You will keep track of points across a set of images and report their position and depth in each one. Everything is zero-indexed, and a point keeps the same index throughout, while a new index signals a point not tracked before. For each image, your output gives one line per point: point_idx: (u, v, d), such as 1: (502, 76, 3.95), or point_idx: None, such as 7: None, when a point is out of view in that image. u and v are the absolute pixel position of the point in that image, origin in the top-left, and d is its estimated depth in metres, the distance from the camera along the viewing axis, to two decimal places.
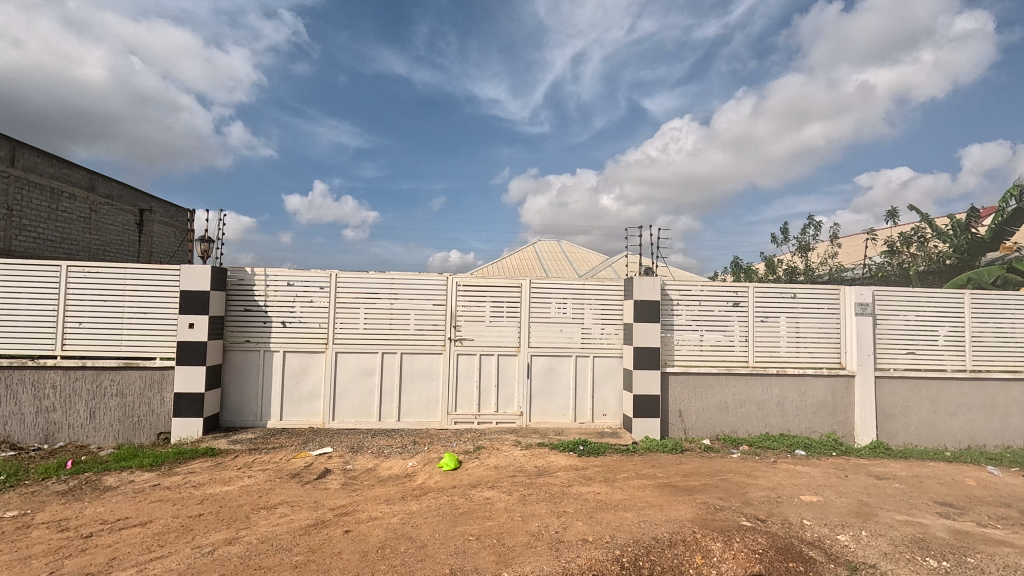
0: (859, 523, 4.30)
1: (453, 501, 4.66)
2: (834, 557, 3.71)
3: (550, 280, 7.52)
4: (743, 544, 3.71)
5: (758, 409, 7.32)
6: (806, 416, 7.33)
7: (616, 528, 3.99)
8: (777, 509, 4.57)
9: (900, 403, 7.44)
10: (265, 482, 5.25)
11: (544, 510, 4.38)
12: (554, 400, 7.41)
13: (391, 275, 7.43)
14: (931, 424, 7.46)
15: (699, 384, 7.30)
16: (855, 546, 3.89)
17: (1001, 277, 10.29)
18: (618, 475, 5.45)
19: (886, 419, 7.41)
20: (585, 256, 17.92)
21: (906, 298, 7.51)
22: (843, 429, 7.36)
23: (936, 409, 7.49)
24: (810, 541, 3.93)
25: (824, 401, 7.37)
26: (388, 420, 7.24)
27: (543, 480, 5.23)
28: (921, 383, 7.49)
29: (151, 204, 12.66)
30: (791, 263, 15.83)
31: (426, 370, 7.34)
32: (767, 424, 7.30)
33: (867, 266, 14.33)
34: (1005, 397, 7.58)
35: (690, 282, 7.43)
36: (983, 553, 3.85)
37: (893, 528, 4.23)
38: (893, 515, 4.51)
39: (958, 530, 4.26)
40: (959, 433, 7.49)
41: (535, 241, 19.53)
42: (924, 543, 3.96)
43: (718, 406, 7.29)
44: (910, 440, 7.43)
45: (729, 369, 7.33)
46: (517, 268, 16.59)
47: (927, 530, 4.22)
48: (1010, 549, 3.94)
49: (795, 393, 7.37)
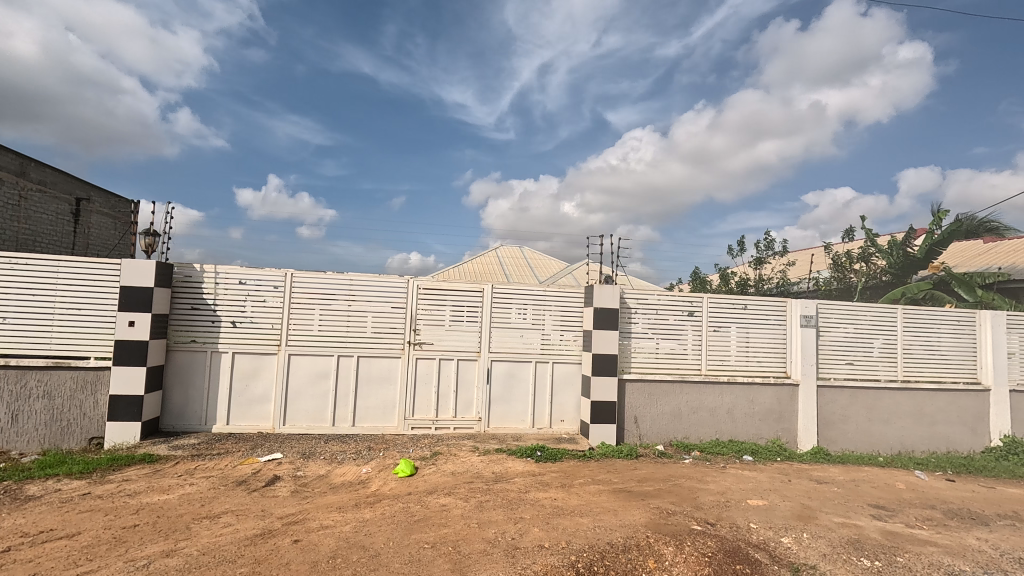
0: (800, 526, 4.50)
1: (408, 508, 4.56)
2: (778, 559, 3.87)
3: (512, 286, 7.54)
4: (693, 548, 3.80)
5: (709, 415, 7.55)
6: (754, 423, 7.62)
7: (571, 534, 4.01)
8: (725, 512, 4.72)
9: (839, 411, 7.86)
10: (208, 490, 4.99)
11: (501, 517, 4.36)
12: (513, 405, 7.41)
13: (349, 276, 7.23)
14: (868, 432, 7.90)
15: (655, 391, 7.46)
16: (797, 547, 4.07)
17: (929, 293, 11.16)
18: (574, 481, 5.50)
19: (826, 427, 7.80)
20: (548, 264, 18.02)
21: (845, 312, 7.98)
22: (787, 435, 7.69)
23: (872, 417, 7.94)
24: (756, 544, 4.08)
25: (770, 408, 7.68)
26: (342, 425, 7.03)
27: (500, 487, 5.19)
28: (858, 392, 7.93)
29: (90, 194, 11.95)
30: (744, 274, 16.43)
31: (383, 374, 7.19)
32: (718, 431, 7.54)
33: (814, 280, 15.06)
34: (931, 406, 8.14)
35: (648, 291, 7.61)
36: (911, 552, 4.10)
37: (831, 530, 4.44)
38: (832, 518, 4.74)
39: (889, 531, 4.53)
40: (892, 440, 7.98)
41: (497, 246, 19.54)
42: (859, 544, 4.19)
43: (672, 413, 7.48)
44: (848, 446, 7.84)
45: (683, 377, 7.53)
46: (478, 273, 16.54)
47: (862, 532, 4.46)
48: (934, 548, 4.21)
49: (745, 400, 7.65)
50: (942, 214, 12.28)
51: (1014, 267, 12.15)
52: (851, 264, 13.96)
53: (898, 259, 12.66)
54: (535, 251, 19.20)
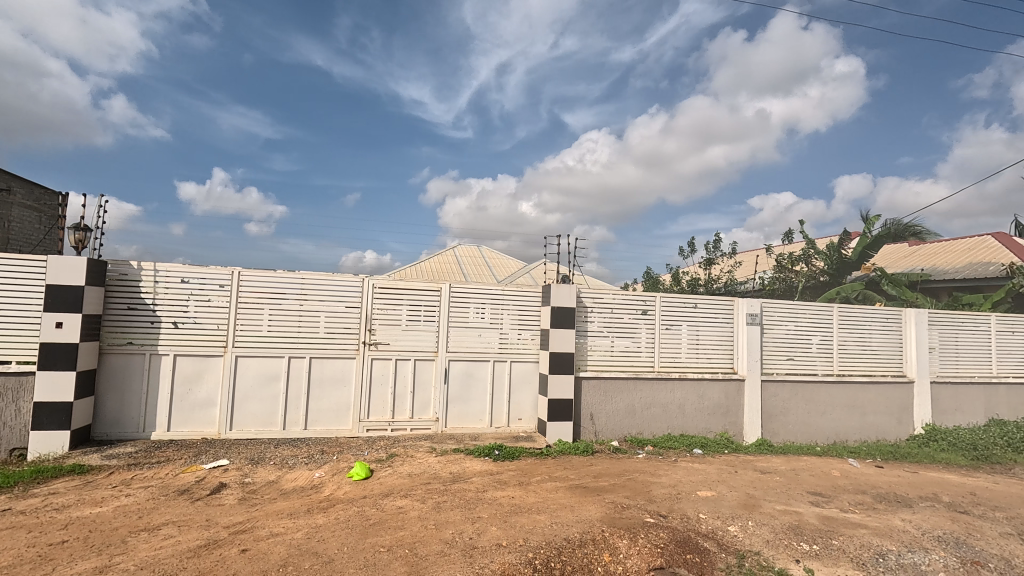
0: (746, 514, 4.71)
1: (363, 512, 4.47)
2: (725, 547, 4.04)
3: (470, 285, 7.50)
4: (647, 540, 3.91)
5: (661, 411, 7.79)
6: (703, 417, 7.92)
7: (529, 531, 4.04)
8: (677, 504, 4.88)
9: (781, 404, 8.28)
10: (147, 501, 4.70)
11: (458, 517, 4.33)
12: (471, 405, 7.39)
13: (302, 274, 7.00)
14: (807, 423, 8.37)
15: (610, 388, 7.62)
16: (743, 535, 4.26)
17: (861, 293, 11.94)
18: (532, 479, 5.54)
19: (770, 419, 8.20)
20: (506, 263, 18.07)
21: (787, 310, 8.42)
22: (734, 428, 8.03)
23: (811, 409, 8.41)
24: (705, 533, 4.24)
25: (718, 403, 8.00)
26: (293, 429, 6.80)
27: (457, 487, 5.17)
28: (799, 386, 8.38)
29: (11, 184, 11.00)
30: (694, 274, 17.02)
31: (337, 376, 7.00)
32: (670, 426, 7.79)
33: (759, 280, 15.76)
34: (863, 398, 8.71)
35: (604, 290, 7.76)
36: (845, 535, 4.38)
37: (774, 517, 4.69)
38: (774, 506, 4.99)
39: (826, 516, 4.82)
40: (828, 430, 8.48)
41: (455, 246, 19.42)
42: (799, 529, 4.44)
43: (627, 409, 7.66)
44: (789, 438, 8.28)
45: (637, 374, 7.73)
46: (435, 272, 16.38)
47: (801, 518, 4.72)
48: (865, 530, 4.51)
49: (695, 396, 7.93)
50: (873, 219, 13.17)
51: (935, 269, 13.18)
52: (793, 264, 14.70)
53: (835, 260, 13.46)
54: (493, 251, 19.20)
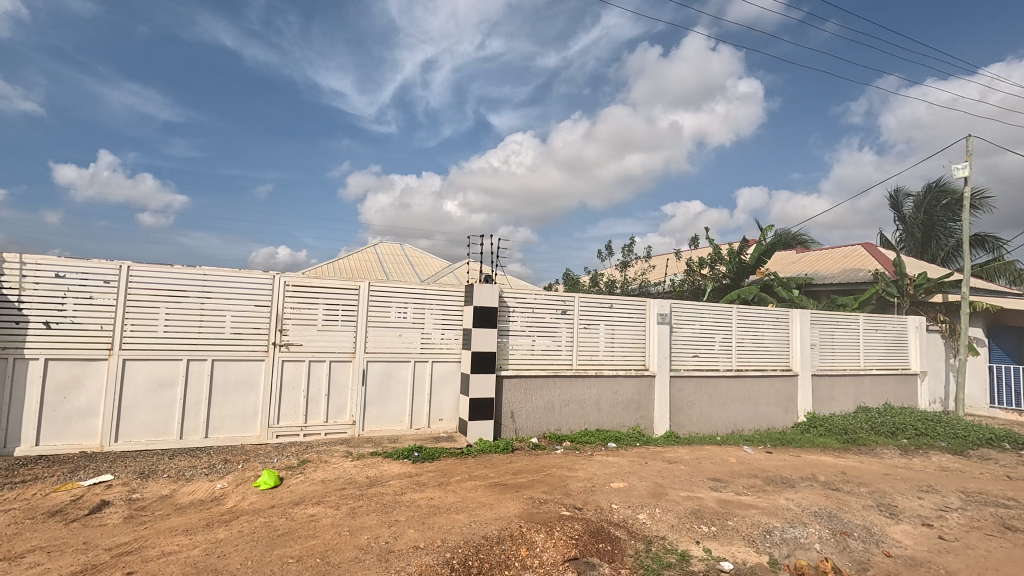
0: (654, 502, 5.01)
1: (270, 523, 4.21)
2: (634, 534, 4.28)
3: (390, 284, 7.32)
4: (562, 532, 4.04)
5: (579, 407, 8.07)
6: (617, 412, 8.31)
7: (447, 531, 4.02)
8: (591, 496, 5.08)
9: (686, 397, 8.88)
10: (8, 526, 4.11)
11: (374, 521, 4.22)
12: (389, 407, 7.21)
13: (204, 270, 6.46)
14: (709, 415, 9.04)
15: (530, 386, 7.77)
16: (650, 522, 4.53)
17: (757, 295, 13.11)
18: (451, 479, 5.52)
19: (677, 412, 8.77)
20: (429, 262, 17.83)
21: (693, 310, 9.05)
22: (645, 422, 8.49)
23: (713, 401, 9.11)
24: (617, 522, 4.46)
25: (631, 398, 8.43)
26: (191, 438, 6.26)
27: (374, 491, 5.02)
28: (702, 381, 9.04)
29: None
30: (612, 276, 17.77)
31: (244, 379, 6.54)
32: (586, 421, 8.09)
33: (670, 282, 16.79)
34: (757, 390, 9.56)
35: (525, 290, 7.90)
36: (738, 516, 4.80)
37: (678, 503, 5.02)
38: (679, 493, 5.35)
39: (723, 500, 5.24)
40: (727, 421, 9.22)
41: (376, 243, 18.85)
42: (699, 513, 4.79)
43: (546, 406, 7.85)
44: (694, 429, 8.90)
45: (556, 372, 7.95)
46: (355, 270, 15.80)
47: (702, 502, 5.11)
48: (755, 510, 4.97)
49: (610, 392, 8.30)
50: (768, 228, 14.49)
51: (817, 274, 14.77)
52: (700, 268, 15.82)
53: (735, 265, 14.66)
54: (416, 249, 18.86)
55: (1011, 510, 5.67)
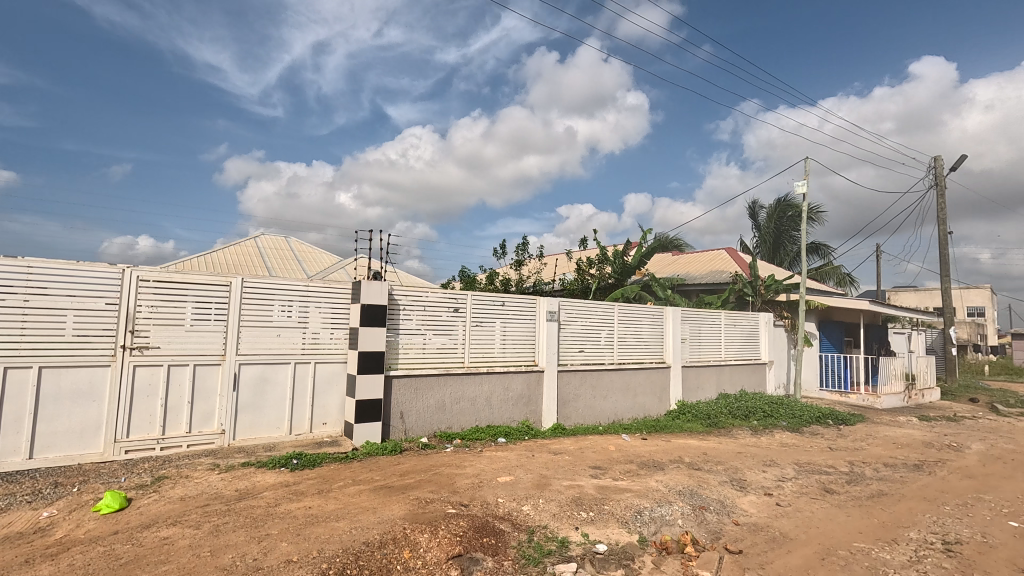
0: (538, 493, 5.21)
1: (111, 552, 3.69)
2: (518, 526, 4.42)
3: (268, 280, 6.78)
4: (447, 530, 4.04)
5: (470, 404, 8.12)
6: (508, 408, 8.50)
7: (324, 541, 3.83)
8: (478, 492, 5.15)
9: (572, 391, 9.35)
10: None
11: (241, 538, 3.89)
12: (265, 413, 6.68)
13: (30, 260, 5.48)
14: (593, 407, 9.59)
15: (420, 385, 7.66)
16: (533, 512, 4.71)
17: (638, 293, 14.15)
18: (333, 485, 5.27)
19: (564, 405, 9.19)
20: (317, 257, 16.82)
21: (579, 308, 9.54)
22: (534, 416, 8.78)
23: (596, 393, 9.68)
24: (501, 516, 4.56)
25: (521, 393, 8.67)
26: (10, 460, 5.29)
27: (244, 505, 4.63)
28: (587, 374, 9.57)
29: None
30: (507, 274, 18.10)
31: (83, 389, 5.67)
32: (477, 418, 8.17)
33: (561, 281, 17.51)
34: (636, 382, 10.33)
35: (417, 288, 7.76)
36: (614, 499, 5.15)
37: (560, 492, 5.27)
38: (562, 482, 5.62)
39: (601, 486, 5.60)
40: (609, 411, 9.85)
41: (256, 235, 17.37)
42: (579, 500, 5.07)
43: (436, 405, 7.80)
44: (579, 420, 9.38)
45: (448, 370, 7.92)
46: (231, 265, 14.42)
47: (582, 490, 5.41)
48: (629, 493, 5.38)
49: (501, 388, 8.46)
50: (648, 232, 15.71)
51: (689, 275, 16.32)
52: (589, 268, 16.68)
53: (620, 266, 15.69)
54: (302, 243, 17.69)
55: (830, 476, 6.74)
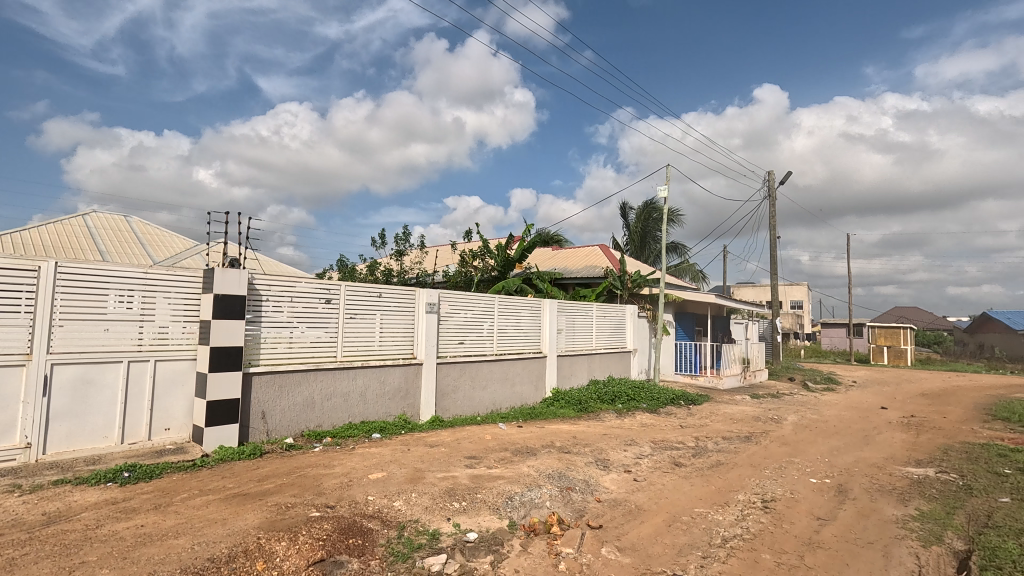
0: (411, 487, 5.13)
1: None
2: (387, 523, 4.31)
3: (94, 265, 5.79)
4: (308, 536, 3.81)
5: (342, 400, 7.74)
6: (384, 402, 8.25)
7: (159, 562, 3.39)
8: (346, 492, 4.93)
9: (451, 383, 9.35)
10: None
11: (47, 571, 3.28)
12: (88, 421, 5.72)
13: None
14: (472, 397, 9.70)
15: (286, 382, 7.12)
16: (405, 507, 4.63)
17: (518, 286, 14.53)
18: (175, 498, 4.69)
19: (442, 397, 9.16)
20: (166, 240, 14.79)
21: (459, 300, 9.57)
22: (411, 409, 8.63)
23: (475, 384, 9.80)
24: (370, 514, 4.42)
25: (398, 387, 8.46)
26: None
27: (54, 530, 3.92)
28: (466, 366, 9.63)
29: None
30: (388, 265, 17.47)
31: None
32: (351, 415, 7.81)
33: (445, 273, 17.36)
34: (513, 372, 10.64)
35: (283, 277, 7.17)
36: (487, 488, 5.26)
37: (434, 485, 5.25)
38: (436, 475, 5.60)
39: (475, 475, 5.69)
40: (488, 401, 10.02)
41: (85, 213, 14.78)
42: (452, 491, 5.09)
43: (305, 402, 7.30)
44: (458, 412, 9.42)
45: (318, 365, 7.44)
46: (48, 246, 12.10)
47: (456, 480, 5.44)
48: (501, 480, 5.53)
49: (376, 382, 8.17)
50: (530, 227, 16.20)
51: (566, 269, 17.17)
52: (472, 260, 16.74)
53: (502, 259, 15.96)
54: (147, 223, 15.42)
55: (679, 451, 7.57)
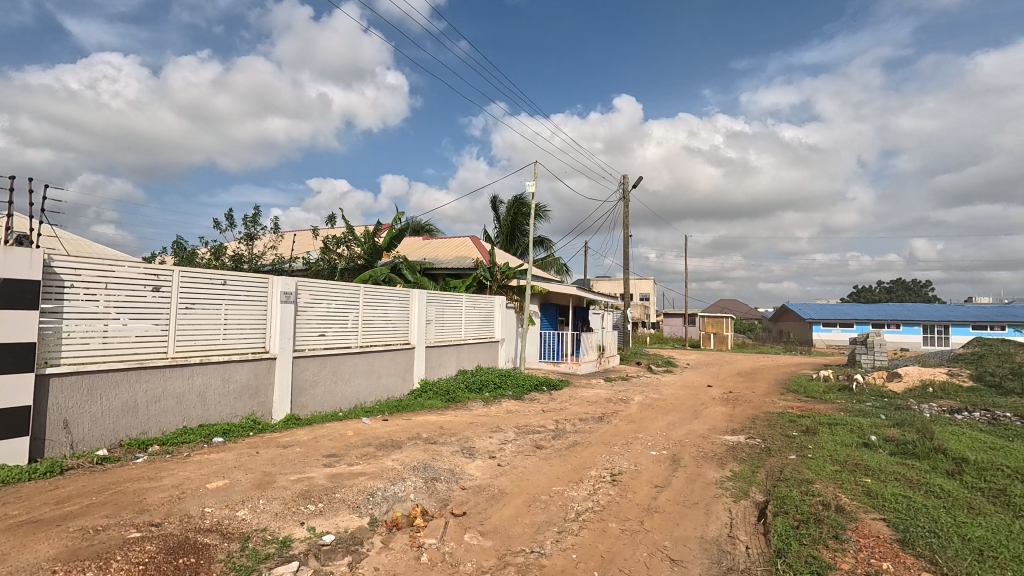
0: (258, 493, 4.67)
1: None
2: (229, 535, 3.88)
3: None
4: (125, 562, 3.26)
5: (175, 402, 6.77)
6: (228, 402, 7.40)
7: None
8: (177, 506, 4.32)
9: (310, 377, 8.71)
10: None
11: None
12: None
13: None
14: (333, 392, 9.15)
15: (99, 384, 6.00)
16: (251, 516, 4.21)
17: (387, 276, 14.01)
18: None
19: (299, 394, 8.50)
20: None
21: (320, 289, 8.95)
22: (262, 408, 7.87)
23: (337, 378, 9.26)
24: (208, 528, 3.93)
25: (246, 384, 7.65)
26: None
27: None
28: (327, 359, 9.05)
29: None
30: (236, 249, 15.61)
31: None
32: (186, 418, 6.88)
33: (304, 260, 16.05)
34: (379, 364, 10.27)
35: (96, 260, 6.01)
36: (346, 486, 5.01)
37: (286, 488, 4.84)
38: (288, 477, 5.18)
39: (333, 474, 5.38)
40: (351, 396, 9.54)
41: None
42: (307, 493, 4.75)
43: (124, 407, 6.24)
44: (317, 408, 8.83)
45: (143, 363, 6.39)
46: None
47: (312, 481, 5.09)
48: (363, 477, 5.31)
49: (219, 380, 7.29)
50: (399, 214, 15.70)
51: (436, 260, 17.00)
52: (335, 247, 15.70)
53: (370, 247, 15.24)
54: None
55: (540, 434, 7.97)
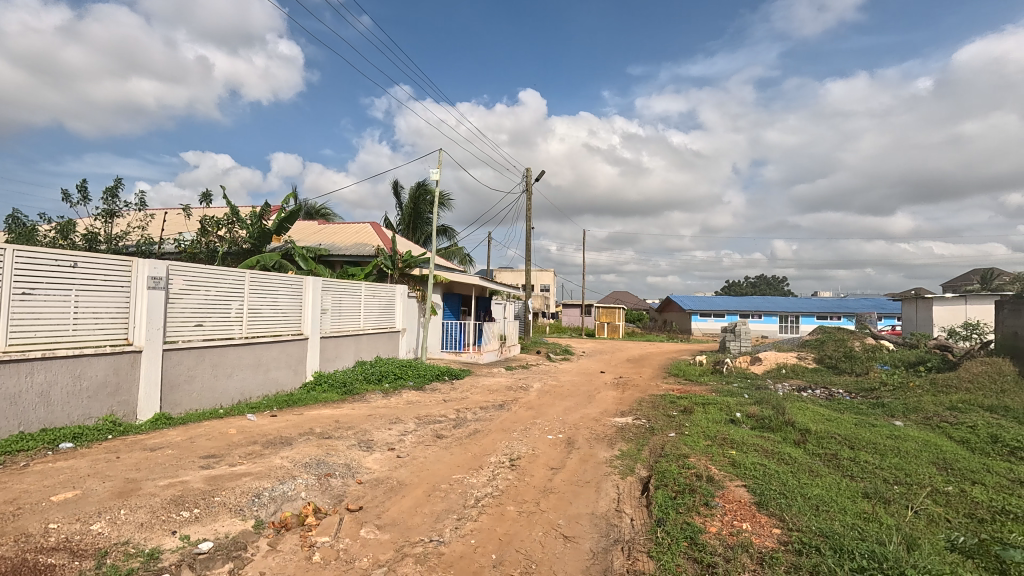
0: (119, 504, 4.12)
1: None
2: (81, 553, 3.40)
3: None
4: None
5: (7, 405, 5.75)
6: (80, 403, 6.43)
7: None
8: (11, 524, 3.68)
9: (184, 372, 7.85)
10: None
11: None
12: None
13: None
14: (212, 388, 8.33)
15: None
16: (109, 529, 3.72)
17: (277, 262, 12.99)
18: None
19: (170, 390, 7.62)
20: None
21: (196, 275, 8.09)
22: (124, 408, 6.94)
23: (217, 372, 8.44)
24: (53, 547, 3.41)
25: (103, 381, 6.70)
26: None
27: None
28: (205, 351, 8.21)
29: None
30: (89, 228, 13.43)
31: None
32: (22, 423, 5.88)
33: (177, 243, 14.27)
34: (267, 356, 9.53)
35: None
36: (227, 488, 4.60)
37: (154, 495, 4.34)
38: (157, 483, 4.64)
39: (211, 476, 4.92)
40: (234, 391, 8.76)
41: None
42: (180, 498, 4.29)
43: None
44: (193, 406, 7.98)
45: None
46: None
47: (186, 486, 4.61)
48: (247, 477, 4.93)
49: (68, 378, 6.31)
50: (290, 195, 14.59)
51: (333, 246, 16.11)
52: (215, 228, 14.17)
53: (256, 230, 13.99)
54: None
55: (440, 424, 7.94)
